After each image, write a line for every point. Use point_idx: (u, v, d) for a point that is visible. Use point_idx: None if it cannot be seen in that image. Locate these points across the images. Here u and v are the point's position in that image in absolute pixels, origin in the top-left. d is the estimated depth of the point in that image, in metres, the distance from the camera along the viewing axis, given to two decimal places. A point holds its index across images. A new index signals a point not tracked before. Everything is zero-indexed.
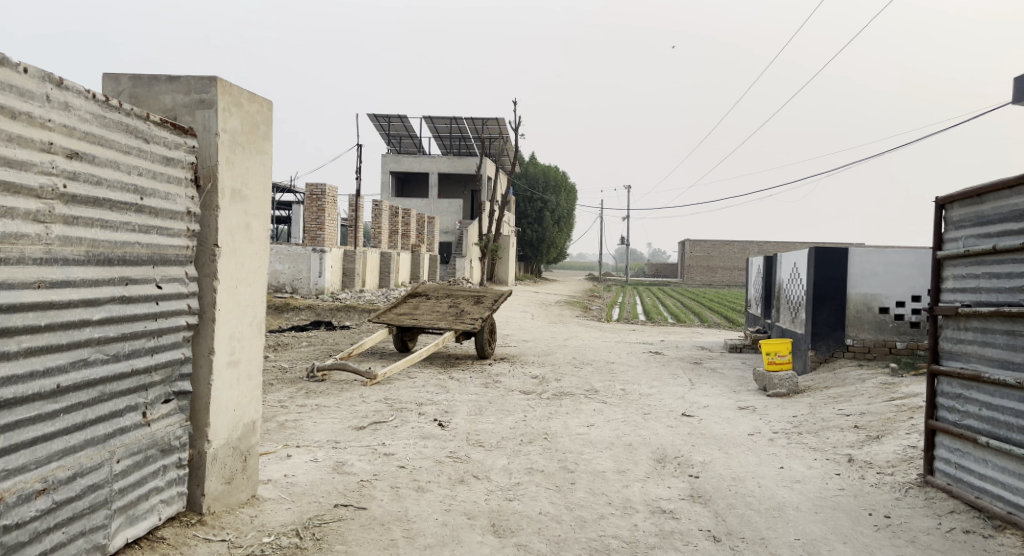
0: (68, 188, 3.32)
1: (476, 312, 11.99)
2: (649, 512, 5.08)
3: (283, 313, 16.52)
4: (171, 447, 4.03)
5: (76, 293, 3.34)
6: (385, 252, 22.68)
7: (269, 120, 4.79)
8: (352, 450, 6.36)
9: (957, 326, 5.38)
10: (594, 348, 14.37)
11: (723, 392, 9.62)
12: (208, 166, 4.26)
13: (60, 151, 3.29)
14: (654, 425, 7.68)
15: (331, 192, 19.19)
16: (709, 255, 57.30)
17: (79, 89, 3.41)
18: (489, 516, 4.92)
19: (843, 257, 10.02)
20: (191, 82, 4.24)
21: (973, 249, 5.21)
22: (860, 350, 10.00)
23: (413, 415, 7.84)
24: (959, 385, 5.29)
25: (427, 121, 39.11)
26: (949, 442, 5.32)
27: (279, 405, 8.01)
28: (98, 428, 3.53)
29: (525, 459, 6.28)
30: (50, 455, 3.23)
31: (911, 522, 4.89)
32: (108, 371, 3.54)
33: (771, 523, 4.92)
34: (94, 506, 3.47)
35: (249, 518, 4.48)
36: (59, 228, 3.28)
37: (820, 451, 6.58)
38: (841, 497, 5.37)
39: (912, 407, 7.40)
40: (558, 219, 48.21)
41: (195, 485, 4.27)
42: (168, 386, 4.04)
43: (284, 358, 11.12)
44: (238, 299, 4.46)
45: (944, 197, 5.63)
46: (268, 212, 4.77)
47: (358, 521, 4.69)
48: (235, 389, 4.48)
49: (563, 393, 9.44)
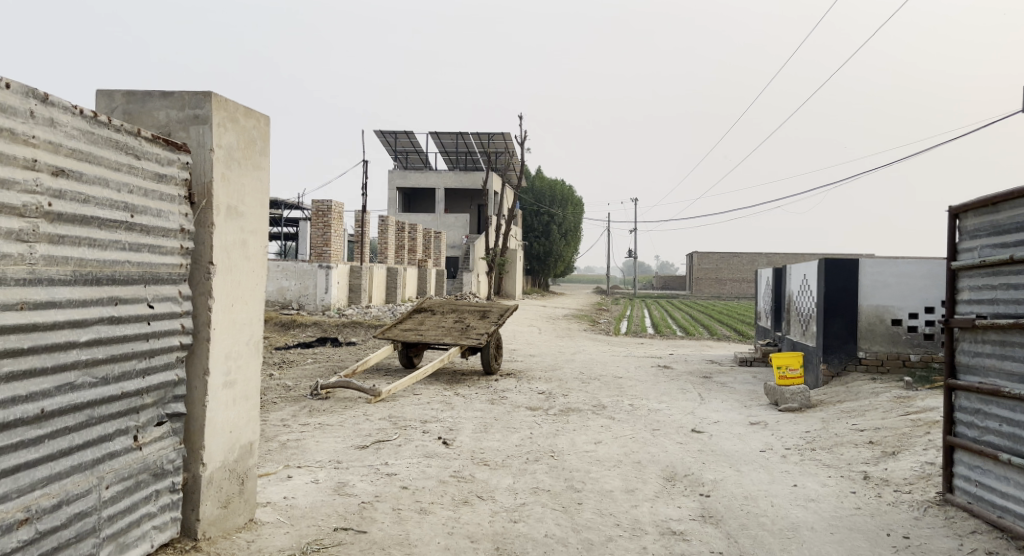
0: (53, 206, 3.22)
1: (482, 327, 11.85)
2: (658, 534, 4.92)
3: (289, 330, 16.42)
4: (164, 471, 3.91)
5: (63, 314, 3.25)
6: (392, 268, 22.56)
7: (266, 135, 4.70)
8: (354, 470, 6.23)
9: (973, 338, 5.22)
10: (601, 363, 14.20)
11: (735, 407, 9.42)
12: (202, 182, 4.17)
13: (44, 168, 3.19)
14: (663, 442, 7.52)
15: (337, 208, 19.12)
16: (718, 266, 57.09)
17: (65, 104, 3.32)
18: (493, 539, 4.77)
19: (854, 268, 9.90)
20: (186, 97, 4.16)
21: (990, 259, 5.05)
22: (873, 362, 9.82)
23: (417, 433, 7.69)
24: (977, 399, 5.13)
25: (433, 137, 39.24)
26: (968, 460, 5.15)
27: (281, 424, 7.88)
28: (87, 453, 3.42)
29: (531, 478, 6.14)
30: (33, 483, 3.11)
31: (931, 542, 4.72)
32: (96, 395, 3.44)
33: (785, 544, 4.75)
34: (81, 534, 3.36)
35: (246, 543, 4.36)
36: (44, 247, 3.18)
37: (834, 468, 6.42)
38: (858, 517, 5.19)
39: (928, 422, 7.22)
40: (565, 233, 48.02)
41: (190, 509, 4.14)
42: (161, 408, 3.92)
43: (288, 376, 11.01)
44: (234, 318, 4.35)
45: (958, 206, 5.48)
46: (265, 229, 4.68)
47: (357, 546, 4.55)
48: (232, 410, 4.37)
49: (570, 409, 9.29)
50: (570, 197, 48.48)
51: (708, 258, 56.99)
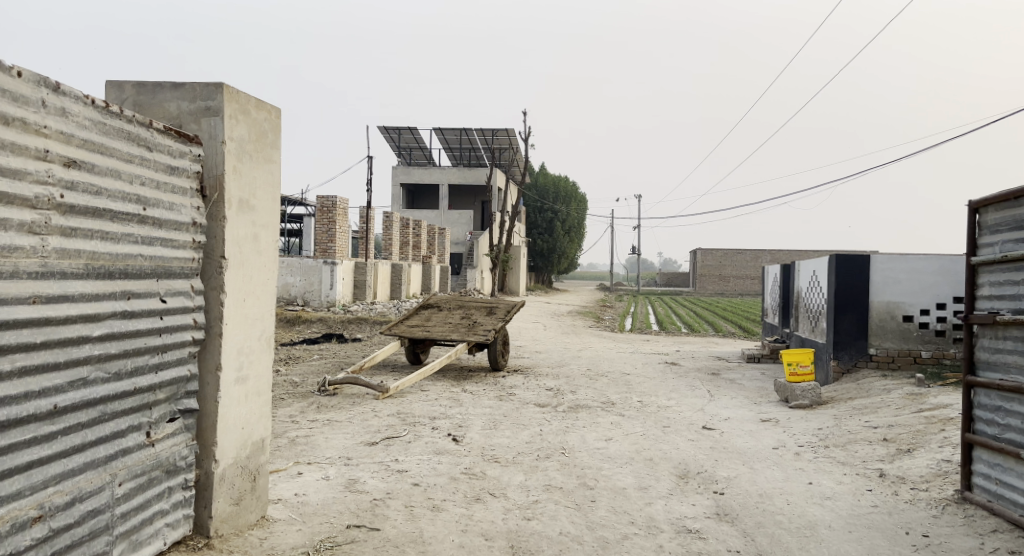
0: (65, 198, 3.17)
1: (489, 323, 11.79)
2: (674, 532, 4.86)
3: (294, 326, 16.37)
4: (176, 468, 3.86)
5: (75, 308, 3.19)
6: (397, 264, 22.50)
7: (278, 128, 4.64)
8: (365, 467, 6.18)
9: (994, 335, 5.16)
10: (608, 359, 14.15)
11: (745, 404, 9.36)
12: (214, 175, 4.11)
13: (57, 159, 3.14)
14: (674, 439, 7.46)
15: (341, 203, 18.95)
16: (722, 263, 56.97)
17: (78, 94, 3.26)
18: (507, 537, 4.72)
19: (865, 263, 9.82)
20: (197, 88, 4.10)
21: (1011, 254, 4.98)
22: (884, 359, 9.75)
23: (426, 430, 7.64)
24: (998, 396, 5.07)
25: (437, 133, 39.16)
26: (988, 457, 5.09)
27: (289, 421, 7.83)
28: (100, 449, 3.37)
29: (543, 475, 6.08)
30: (46, 480, 3.06)
31: (951, 541, 4.65)
32: (109, 391, 3.38)
33: (804, 543, 4.69)
34: (94, 532, 3.30)
35: (259, 541, 4.31)
36: (57, 241, 3.13)
37: (849, 465, 6.35)
38: (875, 515, 5.13)
39: (942, 419, 7.15)
40: (569, 230, 47.98)
41: (202, 506, 4.09)
42: (173, 404, 3.87)
43: (295, 372, 10.95)
44: (246, 313, 4.30)
45: (978, 200, 5.41)
46: (276, 223, 4.62)
47: (371, 543, 4.50)
48: (244, 406, 4.32)
49: (578, 406, 9.23)
50: (575, 195, 48.42)
51: (712, 255, 56.88)
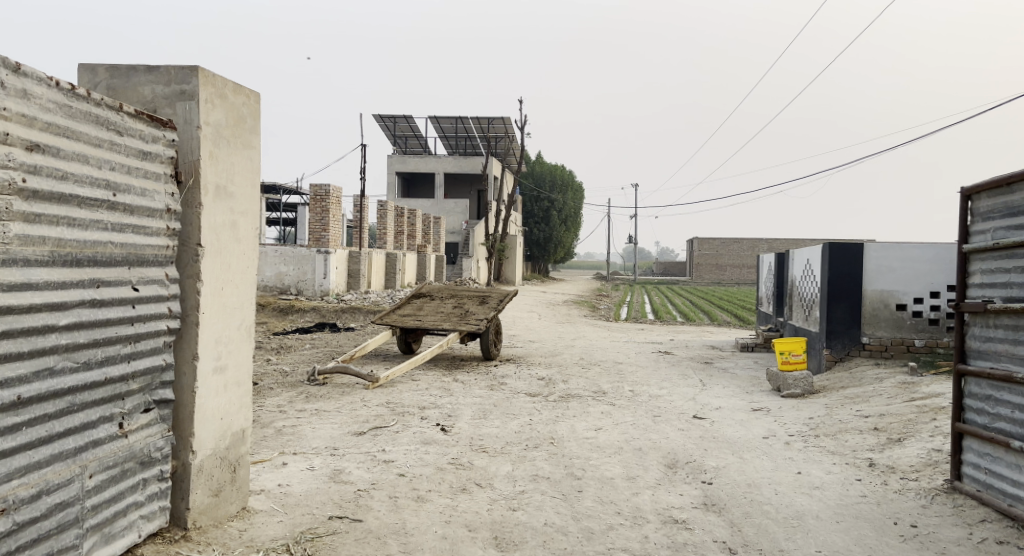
0: (28, 183, 3.08)
1: (482, 312, 11.72)
2: (660, 523, 4.81)
3: (287, 316, 16.29)
4: (151, 460, 3.79)
5: (39, 296, 3.11)
6: (391, 253, 22.38)
7: (257, 113, 4.55)
8: (351, 457, 6.13)
9: (985, 324, 5.09)
10: (602, 349, 14.11)
11: (736, 394, 9.31)
12: (189, 160, 4.02)
13: (18, 143, 3.04)
14: (664, 428, 7.42)
15: (334, 192, 18.84)
16: (718, 253, 57.02)
17: (40, 75, 3.16)
18: (491, 528, 4.66)
19: (859, 252, 9.75)
20: (172, 72, 3.99)
21: (1003, 241, 4.92)
22: (877, 348, 9.71)
23: (415, 420, 7.58)
24: (989, 385, 5.01)
25: (433, 121, 38.97)
26: (978, 447, 5.05)
27: (277, 411, 7.76)
28: (68, 441, 3.29)
29: (530, 465, 6.02)
30: (10, 472, 2.99)
31: (939, 532, 4.60)
32: (78, 381, 3.31)
33: (790, 533, 4.64)
34: (62, 526, 3.23)
35: (238, 532, 4.24)
36: (18, 226, 3.04)
37: (839, 455, 6.31)
38: (864, 505, 5.08)
39: (934, 408, 7.10)
40: (567, 218, 47.97)
41: (179, 498, 4.02)
42: (148, 395, 3.80)
43: (285, 362, 10.89)
44: (225, 302, 4.22)
45: (970, 187, 5.35)
46: (256, 211, 4.53)
47: (353, 535, 4.44)
48: (222, 396, 4.25)
49: (570, 395, 9.18)
50: (572, 184, 48.34)
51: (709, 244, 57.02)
